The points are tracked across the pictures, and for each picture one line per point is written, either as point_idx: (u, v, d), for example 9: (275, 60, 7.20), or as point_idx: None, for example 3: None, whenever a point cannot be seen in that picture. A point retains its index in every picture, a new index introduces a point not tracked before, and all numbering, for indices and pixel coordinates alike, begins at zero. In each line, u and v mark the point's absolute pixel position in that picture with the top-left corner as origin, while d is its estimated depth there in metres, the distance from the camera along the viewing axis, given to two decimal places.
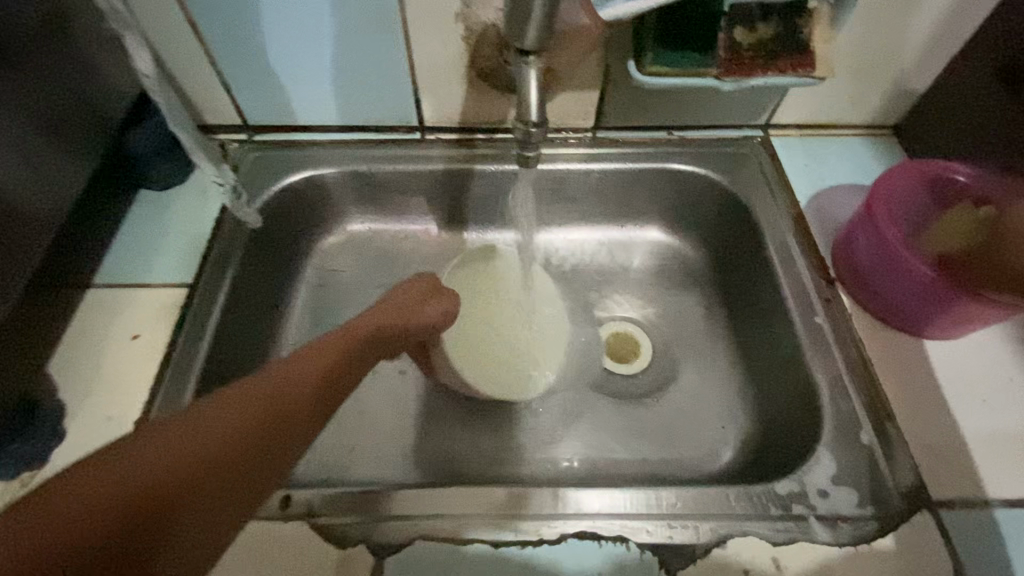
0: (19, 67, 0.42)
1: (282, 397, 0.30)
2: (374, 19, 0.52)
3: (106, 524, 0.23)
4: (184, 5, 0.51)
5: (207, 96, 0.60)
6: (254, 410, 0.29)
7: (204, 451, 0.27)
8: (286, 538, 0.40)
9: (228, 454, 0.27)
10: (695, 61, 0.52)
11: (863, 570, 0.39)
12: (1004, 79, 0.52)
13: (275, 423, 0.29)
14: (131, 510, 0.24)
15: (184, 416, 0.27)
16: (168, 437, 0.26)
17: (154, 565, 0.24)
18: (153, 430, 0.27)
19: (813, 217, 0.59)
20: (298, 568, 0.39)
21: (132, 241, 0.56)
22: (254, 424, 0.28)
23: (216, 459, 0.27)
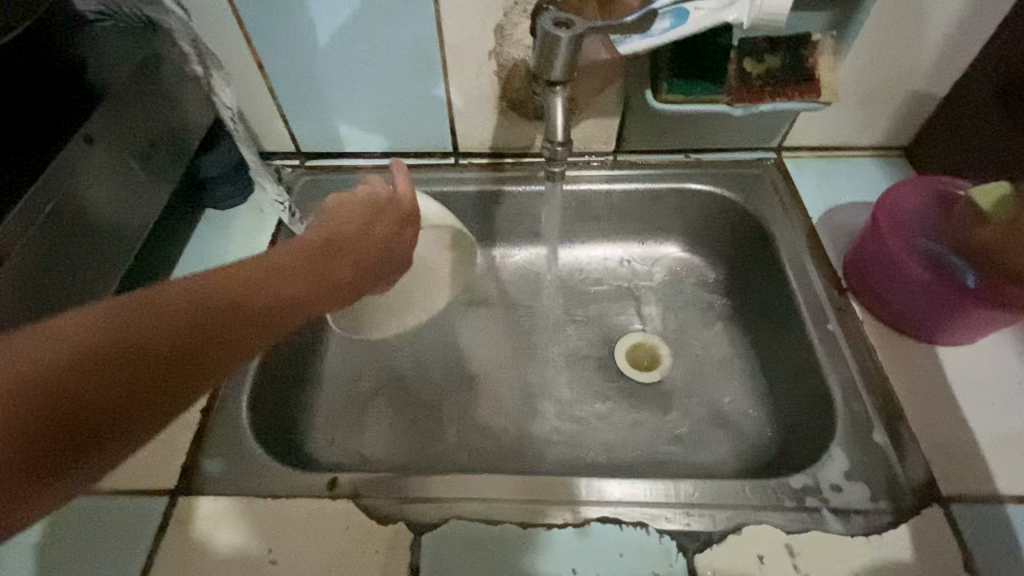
0: (123, 100, 0.50)
1: (232, 306, 0.30)
2: (418, 57, 0.59)
3: (38, 419, 0.23)
4: (255, 49, 0.59)
5: (268, 127, 0.67)
6: (206, 317, 0.28)
7: (144, 349, 0.26)
8: (334, 515, 0.44)
9: (174, 359, 0.27)
10: (707, 89, 0.57)
11: (875, 559, 0.41)
12: (1004, 100, 0.55)
13: (226, 332, 0.29)
14: (55, 408, 0.23)
15: (123, 314, 0.26)
16: (108, 337, 0.25)
17: (96, 453, 0.25)
18: (84, 318, 0.26)
19: (824, 232, 0.62)
20: (345, 541, 0.43)
21: (199, 252, 0.62)
22: (199, 334, 0.28)
23: (165, 358, 0.27)
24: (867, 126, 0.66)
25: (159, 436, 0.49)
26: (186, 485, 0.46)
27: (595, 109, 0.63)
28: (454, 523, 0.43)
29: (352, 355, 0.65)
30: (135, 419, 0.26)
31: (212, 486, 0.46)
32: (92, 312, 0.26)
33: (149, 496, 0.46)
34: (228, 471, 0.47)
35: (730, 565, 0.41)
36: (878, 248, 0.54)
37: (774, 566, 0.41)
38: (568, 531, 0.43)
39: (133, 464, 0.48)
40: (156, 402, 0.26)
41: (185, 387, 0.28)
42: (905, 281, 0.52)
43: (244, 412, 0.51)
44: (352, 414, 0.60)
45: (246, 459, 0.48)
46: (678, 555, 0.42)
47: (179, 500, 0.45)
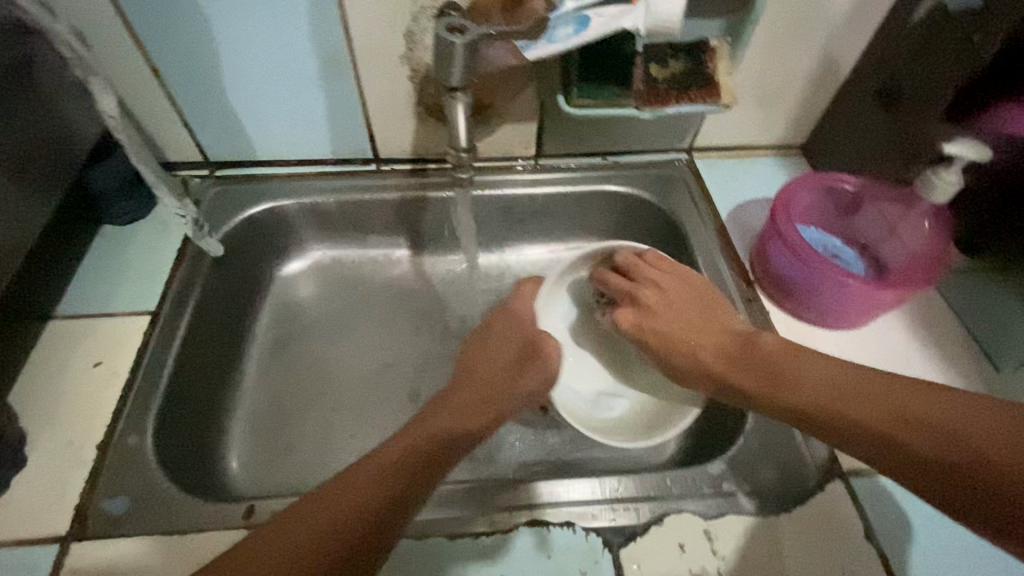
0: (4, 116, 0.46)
1: (427, 449, 0.41)
2: (326, 63, 0.57)
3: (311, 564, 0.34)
4: (146, 54, 0.55)
5: (169, 135, 0.63)
6: (380, 495, 0.37)
7: (364, 510, 0.36)
8: (207, 544, 0.42)
9: (382, 495, 0.37)
10: (614, 93, 0.57)
11: (784, 534, 0.44)
12: (885, 100, 0.60)
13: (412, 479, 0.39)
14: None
15: (349, 479, 0.38)
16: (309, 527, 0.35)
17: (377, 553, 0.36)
18: (308, 524, 0.35)
19: (731, 227, 0.65)
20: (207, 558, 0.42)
21: (94, 274, 0.58)
22: (396, 480, 0.38)
23: (370, 513, 0.36)
24: (769, 125, 0.69)
25: (54, 480, 0.45)
26: (80, 529, 0.43)
27: (512, 113, 0.63)
28: (400, 544, 0.42)
29: (273, 376, 0.63)
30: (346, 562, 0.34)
31: (111, 529, 0.43)
32: (316, 521, 0.35)
33: (39, 545, 0.42)
34: (130, 509, 0.44)
35: (652, 556, 0.43)
36: (783, 248, 0.56)
37: (694, 553, 0.43)
38: (497, 539, 0.43)
39: (21, 509, 0.44)
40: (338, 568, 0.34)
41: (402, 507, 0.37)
42: (821, 281, 0.54)
43: (149, 445, 0.47)
44: (273, 433, 0.59)
45: (152, 493, 0.45)
46: (604, 551, 0.43)
47: (71, 547, 0.42)
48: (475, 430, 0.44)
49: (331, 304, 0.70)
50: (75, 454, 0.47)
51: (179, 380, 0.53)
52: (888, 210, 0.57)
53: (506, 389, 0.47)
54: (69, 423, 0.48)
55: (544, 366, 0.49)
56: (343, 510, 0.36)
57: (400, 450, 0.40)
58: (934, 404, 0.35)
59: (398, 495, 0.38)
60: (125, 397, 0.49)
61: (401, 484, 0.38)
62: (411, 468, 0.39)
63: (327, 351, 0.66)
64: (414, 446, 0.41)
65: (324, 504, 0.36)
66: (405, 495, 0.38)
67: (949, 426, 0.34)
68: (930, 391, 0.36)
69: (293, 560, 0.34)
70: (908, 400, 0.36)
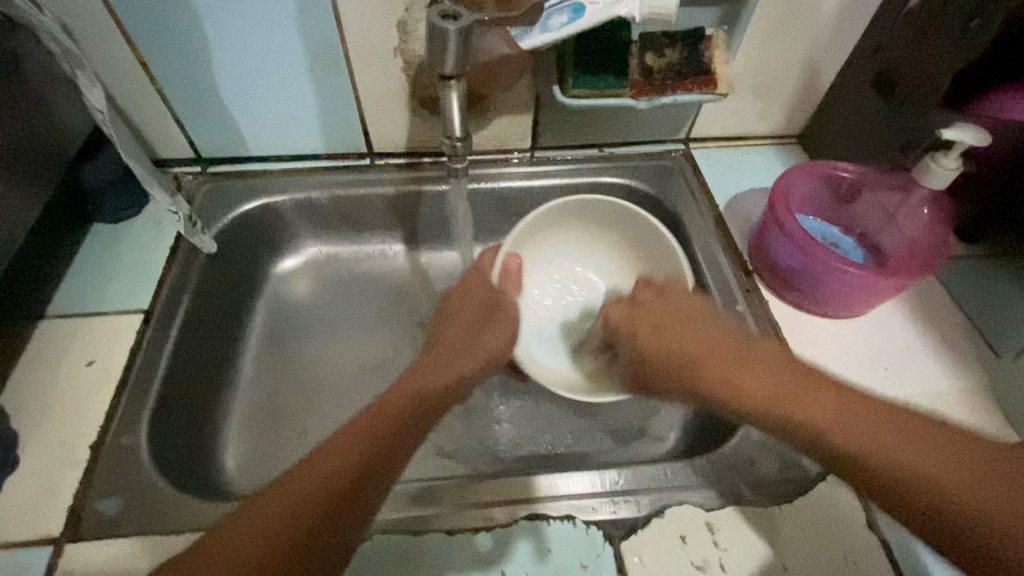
0: None
1: (395, 411, 0.40)
2: (318, 56, 0.56)
3: (290, 532, 0.34)
4: (136, 48, 0.54)
5: (160, 131, 0.62)
6: (350, 462, 0.37)
7: (336, 477, 0.36)
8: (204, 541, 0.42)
9: (353, 462, 0.37)
10: (611, 84, 0.56)
11: (785, 524, 0.44)
12: (882, 88, 0.60)
13: (382, 441, 0.38)
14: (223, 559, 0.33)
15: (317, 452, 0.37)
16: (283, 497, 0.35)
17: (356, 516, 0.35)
18: (282, 496, 0.35)
19: (730, 217, 0.65)
20: None
21: (86, 272, 0.57)
22: (365, 444, 0.38)
23: (343, 479, 0.36)
24: (766, 114, 0.69)
25: (47, 480, 0.45)
26: (74, 530, 0.42)
27: (507, 105, 0.62)
28: (398, 540, 0.42)
29: (269, 373, 0.63)
30: (326, 527, 0.34)
31: (106, 530, 0.42)
32: (290, 491, 0.35)
33: (33, 546, 0.42)
34: (125, 509, 0.43)
35: (653, 548, 0.42)
36: (781, 237, 0.56)
37: (696, 545, 0.43)
38: (497, 533, 0.43)
39: (13, 511, 0.43)
40: (318, 532, 0.34)
41: (372, 471, 0.37)
42: (820, 271, 0.54)
43: (144, 444, 0.47)
44: (270, 431, 0.59)
45: (147, 492, 0.44)
46: (604, 544, 0.43)
47: (65, 548, 0.42)
48: (446, 386, 0.44)
49: (326, 301, 0.69)
50: (68, 454, 0.46)
51: (173, 379, 0.52)
52: (886, 199, 0.57)
53: (476, 349, 0.48)
54: (62, 422, 0.48)
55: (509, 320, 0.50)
56: (317, 480, 0.35)
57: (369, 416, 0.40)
58: (940, 465, 0.35)
59: (373, 459, 0.37)
60: (119, 397, 0.49)
61: (372, 447, 0.38)
62: (384, 432, 0.39)
63: (324, 349, 0.65)
64: (386, 410, 0.40)
65: (296, 474, 0.36)
66: (378, 458, 0.37)
67: (931, 495, 0.35)
68: (943, 447, 0.36)
69: (272, 530, 0.33)
70: (914, 446, 0.36)
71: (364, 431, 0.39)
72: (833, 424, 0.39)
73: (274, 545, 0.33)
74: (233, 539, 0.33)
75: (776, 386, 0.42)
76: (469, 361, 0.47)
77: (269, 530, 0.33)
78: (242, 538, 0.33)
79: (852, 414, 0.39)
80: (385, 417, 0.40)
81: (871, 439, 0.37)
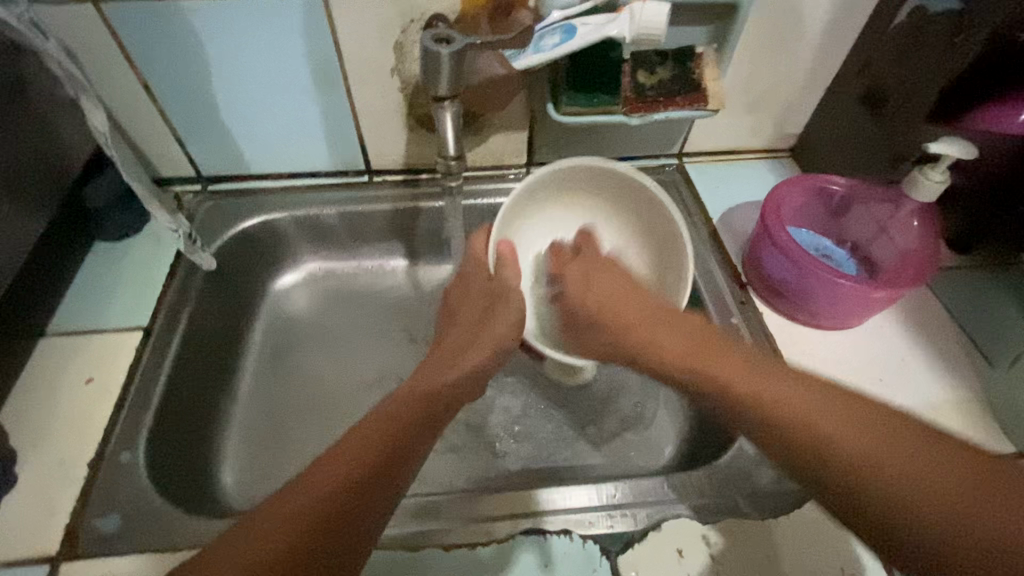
0: None
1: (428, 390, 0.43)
2: (317, 78, 0.57)
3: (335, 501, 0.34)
4: (139, 72, 0.55)
5: (162, 150, 0.63)
6: (389, 437, 0.38)
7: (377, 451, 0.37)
8: None
9: (392, 438, 0.38)
10: (604, 101, 0.57)
11: (783, 537, 0.44)
12: (870, 103, 0.61)
13: (415, 420, 0.40)
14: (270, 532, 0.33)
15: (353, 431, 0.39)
16: (325, 471, 0.36)
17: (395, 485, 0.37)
18: (326, 471, 0.36)
19: (723, 231, 0.66)
20: None
21: (86, 290, 0.57)
22: (401, 421, 0.40)
23: (384, 451, 0.37)
24: (758, 129, 0.70)
25: (44, 499, 0.45)
26: (71, 548, 0.42)
27: (503, 122, 0.63)
28: (395, 556, 0.42)
29: (267, 389, 0.63)
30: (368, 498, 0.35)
31: (102, 548, 0.42)
32: (335, 468, 0.36)
33: (29, 566, 0.42)
34: (123, 527, 0.43)
35: (650, 562, 0.42)
36: (774, 250, 0.56)
37: (693, 558, 0.42)
38: (494, 549, 0.43)
39: (10, 530, 0.43)
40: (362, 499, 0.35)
41: (408, 442, 0.39)
42: (813, 284, 0.54)
43: (140, 461, 0.47)
44: (267, 447, 0.59)
45: (143, 509, 0.44)
46: (602, 558, 0.43)
47: (61, 567, 0.42)
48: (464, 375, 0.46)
49: (324, 316, 0.70)
50: (66, 472, 0.46)
51: (172, 396, 0.52)
52: (876, 211, 0.58)
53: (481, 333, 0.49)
54: (60, 440, 0.48)
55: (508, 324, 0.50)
56: (357, 457, 0.36)
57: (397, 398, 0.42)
58: (930, 467, 0.31)
59: (409, 434, 0.39)
60: (118, 414, 0.49)
61: (407, 424, 0.40)
62: (416, 413, 0.41)
63: (322, 365, 0.65)
64: (412, 392, 0.42)
65: (336, 454, 0.37)
66: (412, 432, 0.39)
67: (903, 493, 0.30)
68: (930, 448, 0.31)
69: (319, 500, 0.34)
70: (889, 444, 0.32)
71: (399, 410, 0.40)
72: (811, 408, 0.35)
73: (324, 511, 0.34)
74: (277, 510, 0.34)
75: (717, 363, 0.40)
76: (481, 352, 0.47)
77: (314, 500, 0.34)
78: (291, 505, 0.34)
79: (821, 398, 0.35)
80: (397, 413, 0.40)
81: (835, 416, 0.34)
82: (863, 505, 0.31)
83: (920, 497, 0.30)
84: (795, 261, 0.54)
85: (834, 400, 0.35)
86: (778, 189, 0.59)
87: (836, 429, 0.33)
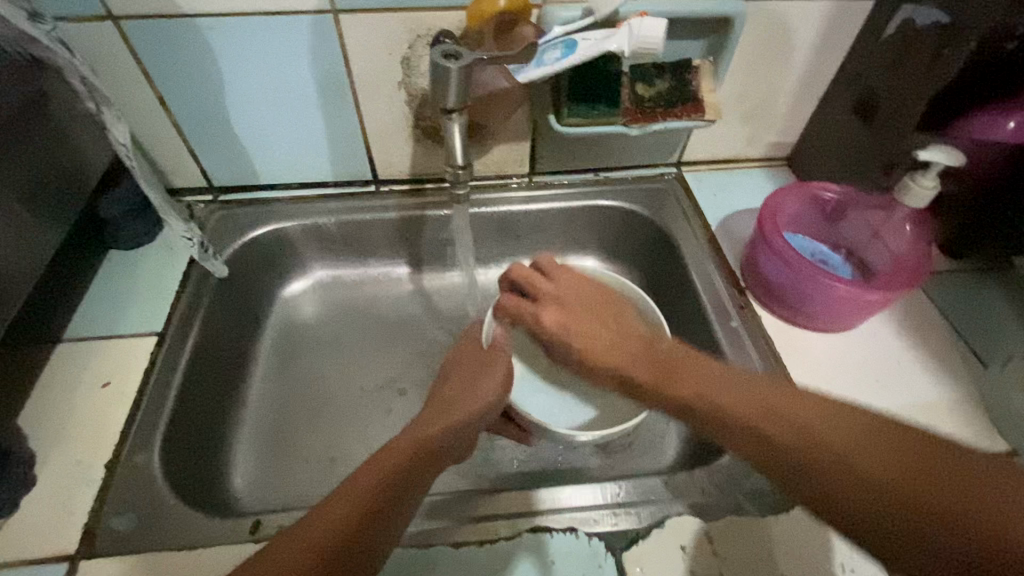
0: (19, 148, 0.48)
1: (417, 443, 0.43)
2: (327, 91, 0.60)
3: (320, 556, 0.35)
4: (155, 86, 0.57)
5: (175, 161, 0.65)
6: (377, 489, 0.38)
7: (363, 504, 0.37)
8: (217, 557, 0.43)
9: (378, 492, 0.38)
10: (603, 112, 0.59)
11: (784, 534, 0.45)
12: (862, 112, 0.63)
13: (402, 472, 0.40)
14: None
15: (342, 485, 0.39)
16: (311, 527, 0.36)
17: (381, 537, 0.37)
18: (312, 526, 0.36)
19: (722, 237, 0.67)
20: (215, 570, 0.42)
21: (100, 298, 0.59)
22: (387, 473, 0.40)
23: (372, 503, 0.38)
24: (754, 138, 0.72)
25: (61, 500, 0.46)
26: (89, 547, 0.44)
27: (506, 132, 0.65)
28: (405, 553, 0.43)
29: (276, 393, 0.64)
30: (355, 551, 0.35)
31: (120, 546, 0.43)
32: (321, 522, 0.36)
33: (49, 564, 0.43)
34: (139, 526, 0.44)
35: (655, 559, 0.43)
36: (771, 255, 0.58)
37: (695, 554, 0.43)
38: (501, 546, 0.44)
39: (29, 529, 0.44)
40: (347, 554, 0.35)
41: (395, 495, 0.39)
42: (810, 287, 0.56)
43: (156, 462, 0.48)
44: (277, 450, 0.60)
45: (159, 509, 0.45)
46: (607, 555, 0.44)
47: (80, 565, 0.43)
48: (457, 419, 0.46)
49: (332, 323, 0.71)
50: (84, 473, 0.47)
51: (185, 400, 0.54)
52: (870, 216, 0.59)
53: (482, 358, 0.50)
54: (77, 443, 0.49)
55: (500, 367, 0.52)
56: (344, 509, 0.37)
57: (390, 449, 0.42)
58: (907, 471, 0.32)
59: (394, 486, 0.39)
60: (133, 417, 0.50)
61: (394, 477, 0.40)
62: (405, 463, 0.41)
63: (331, 370, 0.67)
64: (404, 442, 0.43)
65: (324, 508, 0.37)
66: (399, 484, 0.39)
67: (890, 496, 0.31)
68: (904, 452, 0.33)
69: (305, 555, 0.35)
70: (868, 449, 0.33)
71: (388, 462, 0.41)
72: (796, 419, 0.35)
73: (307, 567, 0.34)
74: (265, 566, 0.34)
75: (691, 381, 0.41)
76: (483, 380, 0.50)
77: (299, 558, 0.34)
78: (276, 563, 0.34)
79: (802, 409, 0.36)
80: (386, 463, 0.40)
81: (817, 424, 0.35)
82: (842, 522, 0.33)
83: (901, 498, 0.31)
84: (792, 266, 0.56)
85: (816, 412, 0.36)
86: (774, 197, 0.61)
87: (820, 435, 0.34)
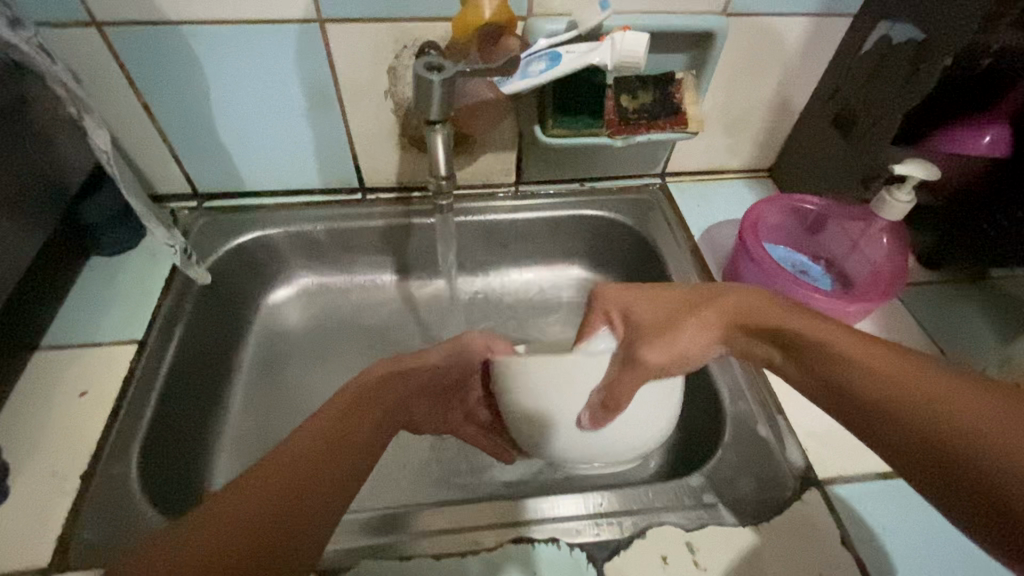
0: None
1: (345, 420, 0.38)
2: (313, 101, 0.60)
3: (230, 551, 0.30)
4: (139, 93, 0.57)
5: (160, 169, 0.65)
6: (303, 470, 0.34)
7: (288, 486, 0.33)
8: None
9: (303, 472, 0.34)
10: (587, 124, 0.60)
11: (764, 543, 0.45)
12: (841, 127, 0.64)
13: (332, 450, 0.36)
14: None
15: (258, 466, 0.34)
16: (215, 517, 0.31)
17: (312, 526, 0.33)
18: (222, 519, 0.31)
19: (705, 246, 0.68)
20: None
21: (81, 306, 0.58)
22: (312, 454, 0.35)
23: (293, 487, 0.33)
24: (737, 150, 0.73)
25: (35, 512, 0.45)
26: (62, 560, 0.43)
27: (492, 142, 0.66)
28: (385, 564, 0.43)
29: (259, 401, 0.64)
30: (275, 541, 0.31)
31: (94, 559, 0.43)
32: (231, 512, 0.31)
33: None
34: (114, 538, 0.44)
35: (636, 569, 0.43)
36: (752, 266, 0.59)
37: (676, 564, 0.44)
38: (482, 557, 0.44)
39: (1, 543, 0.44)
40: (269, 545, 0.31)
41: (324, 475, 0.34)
42: (789, 297, 0.57)
43: (132, 472, 0.47)
44: (259, 459, 0.59)
45: (134, 521, 0.45)
46: (588, 565, 0.44)
47: None
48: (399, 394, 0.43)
49: (317, 330, 0.71)
50: (59, 484, 0.47)
51: (164, 409, 0.53)
52: (850, 227, 0.60)
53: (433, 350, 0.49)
54: (52, 453, 0.48)
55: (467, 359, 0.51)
56: (259, 494, 0.32)
57: (314, 425, 0.37)
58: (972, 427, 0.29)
59: (324, 468, 0.35)
60: (111, 428, 0.50)
61: (321, 461, 0.35)
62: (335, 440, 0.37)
63: (315, 377, 0.66)
64: (334, 417, 0.38)
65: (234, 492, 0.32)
66: (329, 462, 0.35)
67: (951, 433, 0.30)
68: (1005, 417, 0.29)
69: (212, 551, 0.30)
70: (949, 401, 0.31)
71: (313, 439, 0.36)
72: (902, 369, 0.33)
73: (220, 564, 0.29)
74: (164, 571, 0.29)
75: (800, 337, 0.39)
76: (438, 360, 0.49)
77: (206, 553, 0.30)
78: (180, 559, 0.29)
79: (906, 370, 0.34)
80: (313, 443, 0.36)
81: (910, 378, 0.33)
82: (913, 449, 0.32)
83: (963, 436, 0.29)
84: (772, 278, 0.56)
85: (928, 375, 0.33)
86: (754, 209, 0.62)
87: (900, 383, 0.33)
